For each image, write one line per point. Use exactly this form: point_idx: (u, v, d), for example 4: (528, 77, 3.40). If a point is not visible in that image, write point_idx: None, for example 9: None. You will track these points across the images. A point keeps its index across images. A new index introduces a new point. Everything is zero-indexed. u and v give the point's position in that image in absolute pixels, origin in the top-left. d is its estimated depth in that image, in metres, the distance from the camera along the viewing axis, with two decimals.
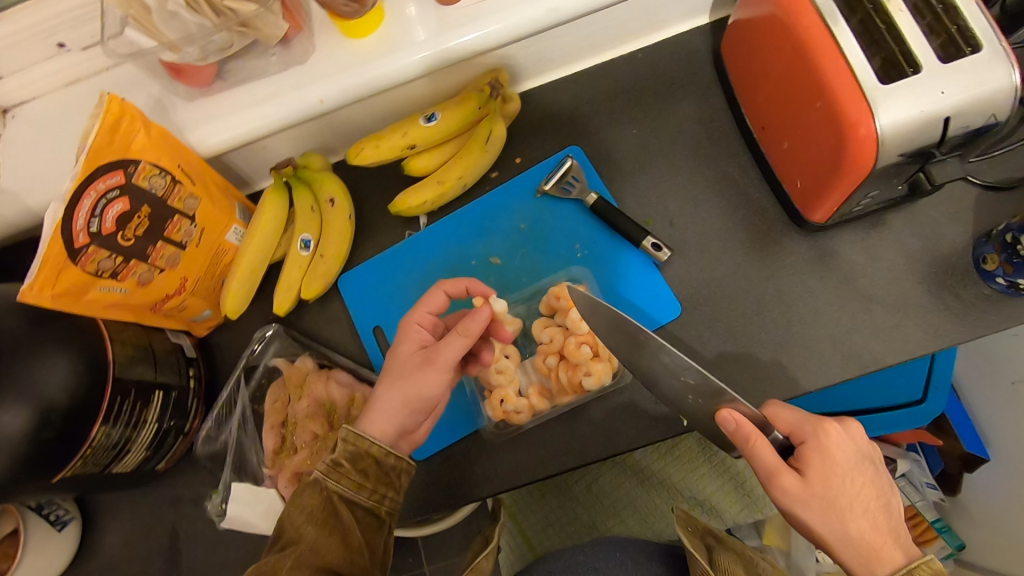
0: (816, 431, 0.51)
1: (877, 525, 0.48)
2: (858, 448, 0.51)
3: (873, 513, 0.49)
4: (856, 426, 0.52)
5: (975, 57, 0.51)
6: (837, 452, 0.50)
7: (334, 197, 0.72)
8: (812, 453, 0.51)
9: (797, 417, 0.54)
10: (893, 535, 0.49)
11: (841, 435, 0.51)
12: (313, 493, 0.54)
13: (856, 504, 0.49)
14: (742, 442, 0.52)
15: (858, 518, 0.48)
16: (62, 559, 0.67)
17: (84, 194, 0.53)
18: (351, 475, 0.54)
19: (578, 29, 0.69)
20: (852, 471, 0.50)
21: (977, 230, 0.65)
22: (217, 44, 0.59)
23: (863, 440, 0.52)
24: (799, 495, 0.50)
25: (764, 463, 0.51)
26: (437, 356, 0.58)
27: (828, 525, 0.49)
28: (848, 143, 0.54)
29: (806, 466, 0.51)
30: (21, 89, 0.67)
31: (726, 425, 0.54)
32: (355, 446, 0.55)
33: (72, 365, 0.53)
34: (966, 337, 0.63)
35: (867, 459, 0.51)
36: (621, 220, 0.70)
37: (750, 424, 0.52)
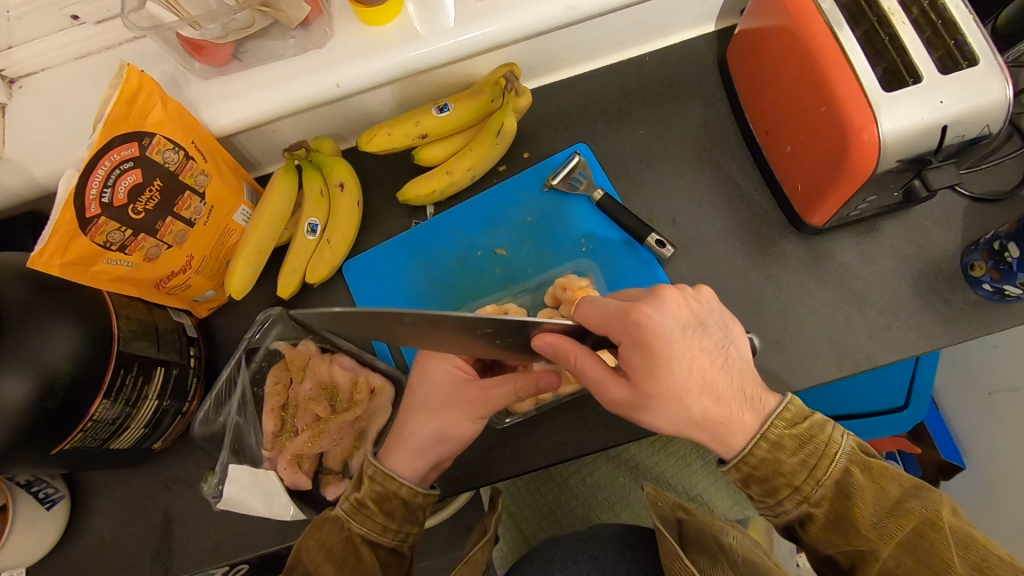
0: (626, 324, 0.48)
1: (722, 402, 0.49)
2: (676, 321, 0.49)
3: (710, 386, 0.48)
4: (668, 297, 0.50)
5: (972, 70, 0.54)
6: (654, 338, 0.48)
7: (343, 182, 0.71)
8: (629, 351, 0.49)
9: (605, 312, 0.50)
10: (741, 402, 0.50)
11: (654, 315, 0.48)
12: (335, 531, 0.54)
13: (691, 386, 0.48)
14: (563, 360, 0.51)
15: (697, 399, 0.48)
16: (50, 538, 0.66)
17: (99, 163, 0.53)
18: (375, 516, 0.55)
19: (592, 29, 0.71)
20: (676, 353, 0.48)
21: (965, 238, 0.68)
22: (240, 22, 0.60)
23: (682, 309, 0.50)
24: (633, 395, 0.50)
25: (589, 375, 0.51)
26: (478, 399, 0.59)
27: (672, 415, 0.49)
28: (851, 147, 0.56)
29: (631, 365, 0.49)
30: (31, 59, 0.66)
31: (545, 350, 0.52)
32: (382, 486, 0.56)
33: (79, 335, 0.53)
34: (953, 340, 0.66)
35: (692, 326, 0.50)
36: (625, 216, 0.71)
37: (565, 345, 0.51)
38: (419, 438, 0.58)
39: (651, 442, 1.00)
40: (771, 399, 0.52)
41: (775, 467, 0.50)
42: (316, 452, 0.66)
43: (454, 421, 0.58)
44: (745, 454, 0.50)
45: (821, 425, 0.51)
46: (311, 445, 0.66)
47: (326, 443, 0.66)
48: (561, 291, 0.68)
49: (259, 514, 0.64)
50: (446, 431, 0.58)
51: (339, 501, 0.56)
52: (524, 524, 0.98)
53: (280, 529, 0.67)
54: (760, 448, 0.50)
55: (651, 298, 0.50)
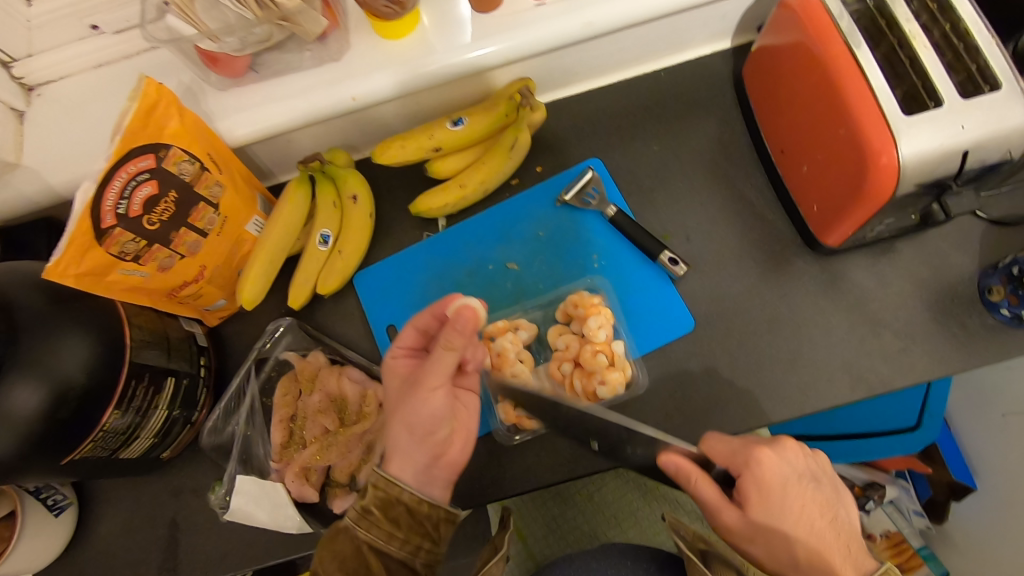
0: (749, 461, 0.53)
1: (824, 544, 0.52)
2: (794, 469, 0.53)
3: (818, 531, 0.52)
4: (789, 445, 0.54)
5: (993, 96, 0.53)
6: (772, 475, 0.52)
7: (356, 194, 0.71)
8: (749, 484, 0.52)
9: (731, 447, 0.54)
10: (842, 552, 0.52)
11: (774, 460, 0.53)
12: (343, 539, 0.54)
13: (799, 528, 0.52)
14: (683, 480, 0.54)
15: (804, 543, 0.51)
16: (57, 544, 0.66)
17: (116, 174, 0.53)
18: (382, 524, 0.54)
19: (608, 45, 0.71)
20: (790, 494, 0.52)
21: (982, 261, 0.67)
22: (258, 36, 0.60)
23: (799, 458, 0.54)
24: (744, 524, 0.53)
25: (705, 497, 0.54)
26: (424, 379, 0.57)
27: (776, 550, 0.52)
28: (869, 170, 0.55)
29: (746, 497, 0.53)
30: (51, 67, 0.66)
31: (666, 467, 0.54)
32: (386, 493, 0.55)
33: (92, 346, 0.53)
34: (969, 365, 0.65)
35: (805, 477, 0.54)
36: (638, 234, 0.71)
37: (688, 465, 0.53)
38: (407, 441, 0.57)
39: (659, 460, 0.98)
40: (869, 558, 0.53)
41: None
42: (324, 465, 0.66)
43: (414, 408, 0.57)
44: None
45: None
46: (318, 457, 0.66)
47: (334, 456, 0.66)
48: (573, 309, 0.67)
49: (263, 525, 0.64)
50: (413, 420, 0.57)
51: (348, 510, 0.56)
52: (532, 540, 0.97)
53: (286, 542, 0.66)
54: None
55: (770, 442, 0.55)
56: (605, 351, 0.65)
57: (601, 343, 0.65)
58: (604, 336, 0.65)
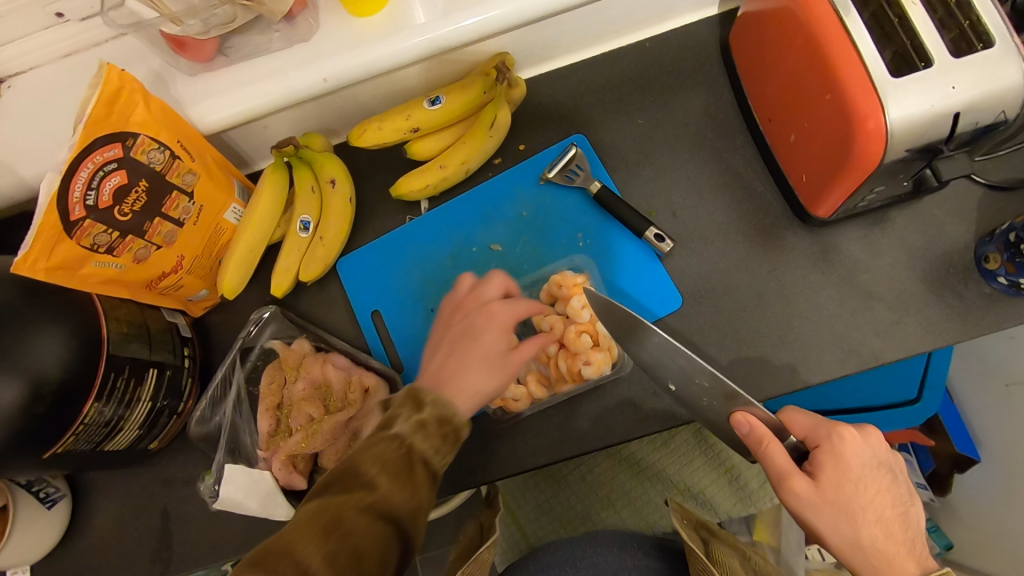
0: (830, 434, 0.50)
1: (892, 535, 0.47)
2: (875, 454, 0.50)
3: (886, 520, 0.48)
4: (875, 432, 0.51)
5: (986, 54, 0.51)
6: (852, 458, 0.49)
7: (334, 178, 0.70)
8: (825, 457, 0.50)
9: (814, 420, 0.52)
10: (905, 545, 0.48)
11: (856, 440, 0.50)
12: (393, 445, 0.49)
13: (869, 510, 0.48)
14: (754, 444, 0.52)
15: (871, 526, 0.47)
16: (52, 536, 0.67)
17: (81, 165, 0.52)
18: (432, 437, 0.51)
19: (588, 15, 0.69)
20: (866, 477, 0.49)
21: (979, 229, 0.65)
22: (221, 16, 0.59)
23: (881, 448, 0.51)
24: (811, 498, 0.49)
25: (774, 467, 0.50)
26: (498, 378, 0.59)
27: (843, 531, 0.47)
28: (857, 136, 0.53)
29: (820, 470, 0.49)
30: (18, 59, 0.65)
31: (740, 428, 0.53)
32: (443, 411, 0.52)
33: (67, 339, 0.52)
34: (966, 336, 0.63)
35: (885, 466, 0.50)
36: (624, 210, 0.69)
37: (764, 427, 0.52)
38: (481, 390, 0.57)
39: (651, 438, 0.94)
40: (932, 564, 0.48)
41: None
42: (310, 452, 0.66)
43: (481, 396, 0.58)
44: None
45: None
46: (304, 445, 0.65)
47: (320, 443, 0.66)
48: (556, 288, 0.66)
49: (252, 514, 0.64)
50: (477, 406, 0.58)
51: (395, 422, 0.51)
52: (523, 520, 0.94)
53: (275, 529, 0.67)
54: None
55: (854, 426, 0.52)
56: (588, 331, 0.64)
57: (585, 323, 0.64)
58: (587, 315, 0.64)
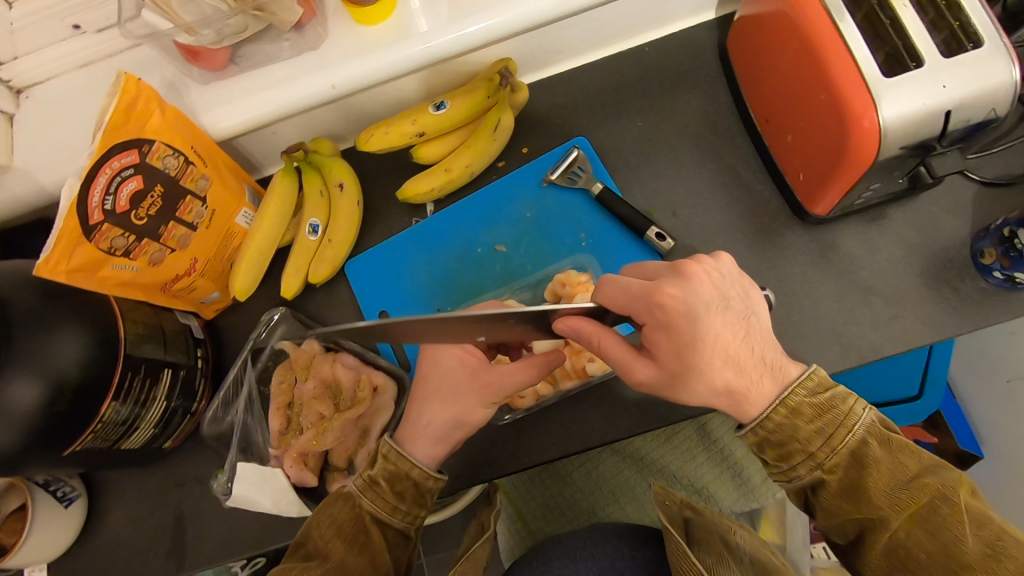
0: (650, 309, 0.48)
1: (743, 372, 0.49)
2: (700, 302, 0.48)
3: (733, 358, 0.49)
4: (691, 274, 0.49)
5: (976, 52, 0.52)
6: (680, 320, 0.48)
7: (343, 182, 0.72)
8: (656, 333, 0.49)
9: (629, 294, 0.49)
10: (761, 369, 0.50)
11: (678, 297, 0.48)
12: (348, 508, 0.55)
13: (715, 360, 0.48)
14: (588, 344, 0.52)
15: (722, 372, 0.49)
16: (69, 535, 0.68)
17: (100, 171, 0.54)
18: (388, 496, 0.56)
19: (588, 21, 0.70)
20: (700, 334, 0.48)
21: (975, 225, 0.66)
22: (233, 27, 0.60)
23: (706, 288, 0.49)
24: (656, 374, 0.51)
25: (615, 357, 0.52)
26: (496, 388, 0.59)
27: (696, 389, 0.50)
28: (852, 134, 0.55)
29: (657, 345, 0.50)
30: (35, 69, 0.67)
31: (568, 334, 0.52)
32: (397, 467, 0.56)
33: (86, 340, 0.54)
34: (963, 329, 0.65)
35: (716, 304, 0.49)
36: (626, 211, 0.71)
37: (588, 330, 0.51)
38: (436, 427, 0.58)
39: (654, 433, 0.93)
40: (794, 367, 0.52)
41: (791, 433, 0.50)
42: (321, 450, 0.67)
43: (470, 408, 0.59)
44: (762, 419, 0.50)
45: (844, 396, 0.50)
46: (315, 443, 0.67)
47: (331, 441, 0.67)
48: (560, 287, 0.68)
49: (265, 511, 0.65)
50: (462, 418, 0.59)
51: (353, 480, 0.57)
52: (530, 517, 0.93)
53: (286, 526, 0.68)
54: (779, 414, 0.50)
55: (674, 278, 0.49)
56: None
57: None
58: None
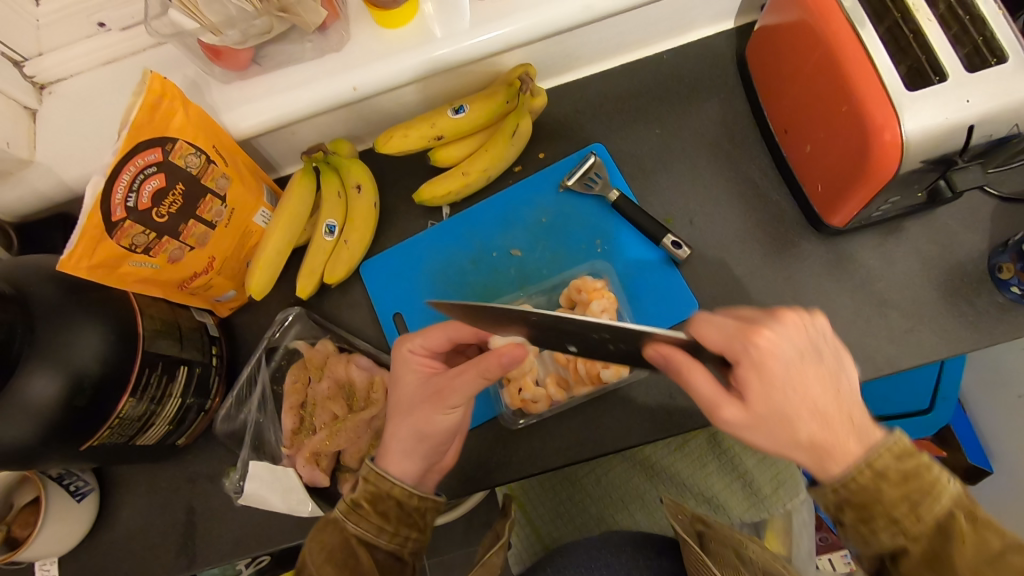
0: (746, 348, 0.46)
1: (830, 427, 0.46)
2: (794, 345, 0.46)
3: (823, 412, 0.46)
4: (786, 319, 0.47)
5: (1000, 68, 0.52)
6: (772, 363, 0.45)
7: (360, 184, 0.73)
8: (747, 373, 0.46)
9: (724, 331, 0.48)
10: (848, 428, 0.46)
11: (775, 341, 0.46)
12: (335, 532, 0.55)
13: (804, 410, 0.46)
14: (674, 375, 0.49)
15: (808, 424, 0.46)
16: (81, 529, 0.68)
17: (124, 169, 0.54)
18: (371, 517, 0.56)
19: (609, 28, 0.71)
20: (792, 379, 0.46)
21: (992, 239, 0.66)
22: (259, 28, 0.60)
23: (800, 334, 0.47)
24: (744, 419, 0.48)
25: (700, 394, 0.49)
26: (448, 394, 0.57)
27: (779, 439, 0.47)
28: (873, 147, 0.55)
29: (746, 387, 0.47)
30: (60, 66, 0.68)
31: (656, 361, 0.49)
32: (377, 487, 0.56)
33: (106, 335, 0.54)
34: (979, 344, 0.64)
35: (808, 352, 0.47)
36: (642, 217, 0.71)
37: (679, 359, 0.48)
38: (400, 441, 0.58)
39: (667, 441, 0.93)
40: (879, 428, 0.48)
41: (874, 496, 0.46)
42: (334, 450, 0.68)
43: (428, 417, 0.58)
44: (845, 480, 0.46)
45: (931, 463, 0.47)
46: (328, 443, 0.67)
47: (344, 441, 0.67)
48: (576, 293, 0.68)
49: (276, 510, 0.65)
50: (422, 429, 0.57)
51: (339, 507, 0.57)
52: (539, 522, 0.92)
53: (298, 525, 0.68)
54: (863, 476, 0.46)
55: (769, 320, 0.47)
56: None
57: None
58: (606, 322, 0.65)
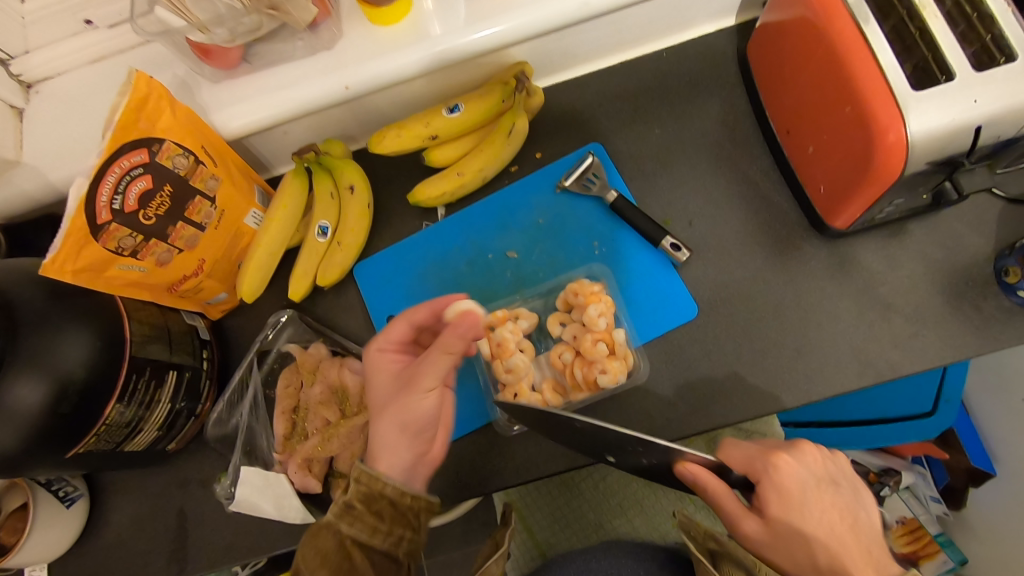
0: (767, 467, 0.51)
1: (850, 551, 0.48)
2: (812, 473, 0.51)
3: (841, 537, 0.49)
4: (806, 448, 0.52)
5: (1009, 67, 0.51)
6: (791, 481, 0.50)
7: (354, 184, 0.71)
8: (768, 491, 0.50)
9: (746, 452, 0.53)
10: (868, 559, 0.48)
11: (792, 465, 0.51)
12: (329, 536, 0.52)
13: (822, 533, 0.49)
14: (701, 491, 0.52)
15: (827, 548, 0.48)
16: (70, 534, 0.67)
17: (109, 171, 0.53)
18: (366, 517, 0.53)
19: (607, 25, 0.69)
20: (810, 498, 0.50)
21: (999, 242, 0.65)
22: (248, 26, 0.59)
23: (817, 463, 0.52)
24: (762, 533, 0.51)
25: (727, 507, 0.52)
26: (419, 378, 0.57)
27: (799, 559, 0.49)
28: (877, 148, 0.53)
29: (769, 505, 0.50)
30: (46, 64, 0.66)
31: (684, 477, 0.52)
32: (369, 487, 0.54)
33: (92, 341, 0.53)
34: (985, 349, 0.63)
35: (825, 480, 0.51)
36: (640, 219, 0.70)
37: (706, 474, 0.51)
38: (385, 438, 0.57)
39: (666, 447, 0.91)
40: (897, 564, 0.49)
41: None
42: (326, 456, 0.66)
43: (406, 405, 0.57)
44: None
45: None
46: (320, 449, 0.66)
47: (336, 447, 0.66)
48: (573, 296, 0.67)
49: (267, 515, 0.65)
50: (403, 419, 0.57)
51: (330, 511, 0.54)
52: (536, 527, 0.92)
53: (290, 531, 0.67)
54: None
55: (788, 445, 0.53)
56: (605, 340, 0.64)
57: (602, 332, 0.64)
58: (603, 324, 0.64)
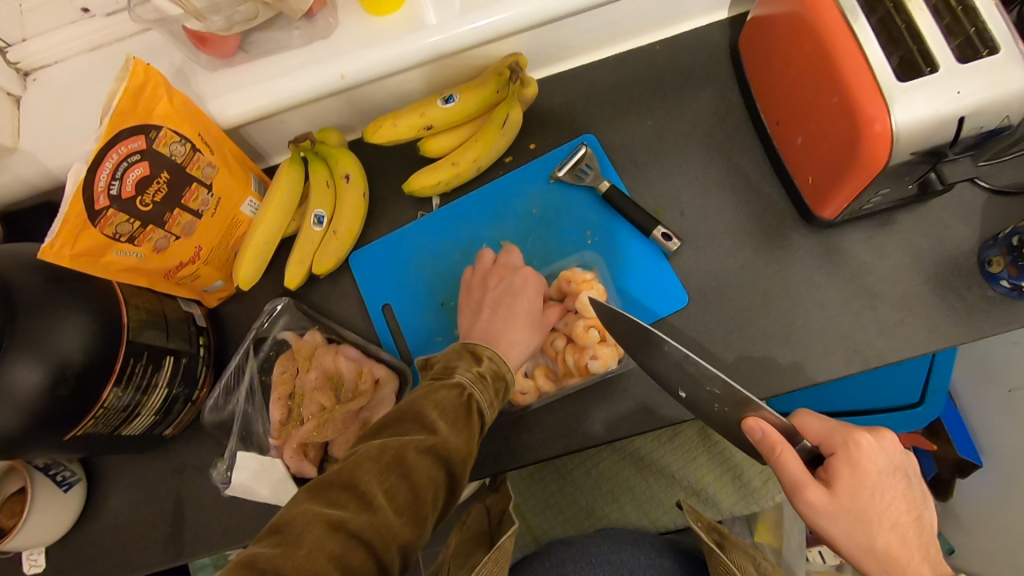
0: (847, 442, 0.52)
1: (905, 541, 0.51)
2: (890, 460, 0.52)
3: (900, 526, 0.51)
4: (889, 436, 0.53)
5: (992, 59, 0.52)
6: (869, 464, 0.51)
7: (349, 173, 0.72)
8: (841, 464, 0.51)
9: (827, 426, 0.54)
10: (921, 551, 0.51)
11: (873, 446, 0.51)
12: (454, 394, 0.51)
13: (884, 518, 0.50)
14: (768, 451, 0.52)
15: (885, 533, 0.50)
16: (66, 519, 0.68)
17: (106, 156, 0.54)
18: (488, 390, 0.53)
19: (600, 17, 0.70)
20: (882, 484, 0.51)
21: (983, 232, 0.66)
22: (244, 14, 0.60)
23: (896, 451, 0.52)
24: (828, 505, 0.50)
25: (788, 475, 0.51)
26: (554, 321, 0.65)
27: (856, 536, 0.50)
28: (863, 139, 0.54)
29: (837, 477, 0.51)
30: (43, 52, 0.67)
31: (752, 433, 0.53)
32: (496, 367, 0.55)
33: (89, 324, 0.54)
34: (969, 337, 0.64)
35: (898, 470, 0.52)
36: (632, 209, 0.71)
37: (777, 434, 0.52)
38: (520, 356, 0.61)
39: (656, 434, 0.92)
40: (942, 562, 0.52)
41: None
42: (321, 441, 0.67)
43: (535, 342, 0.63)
44: None
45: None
46: (315, 434, 0.67)
47: (331, 433, 0.67)
48: (565, 284, 0.67)
49: (264, 500, 0.66)
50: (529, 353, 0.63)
51: (455, 373, 0.53)
52: (529, 514, 0.93)
53: None
54: None
55: (869, 429, 0.53)
56: (597, 327, 0.65)
57: (593, 318, 0.65)
58: (595, 310, 0.65)
